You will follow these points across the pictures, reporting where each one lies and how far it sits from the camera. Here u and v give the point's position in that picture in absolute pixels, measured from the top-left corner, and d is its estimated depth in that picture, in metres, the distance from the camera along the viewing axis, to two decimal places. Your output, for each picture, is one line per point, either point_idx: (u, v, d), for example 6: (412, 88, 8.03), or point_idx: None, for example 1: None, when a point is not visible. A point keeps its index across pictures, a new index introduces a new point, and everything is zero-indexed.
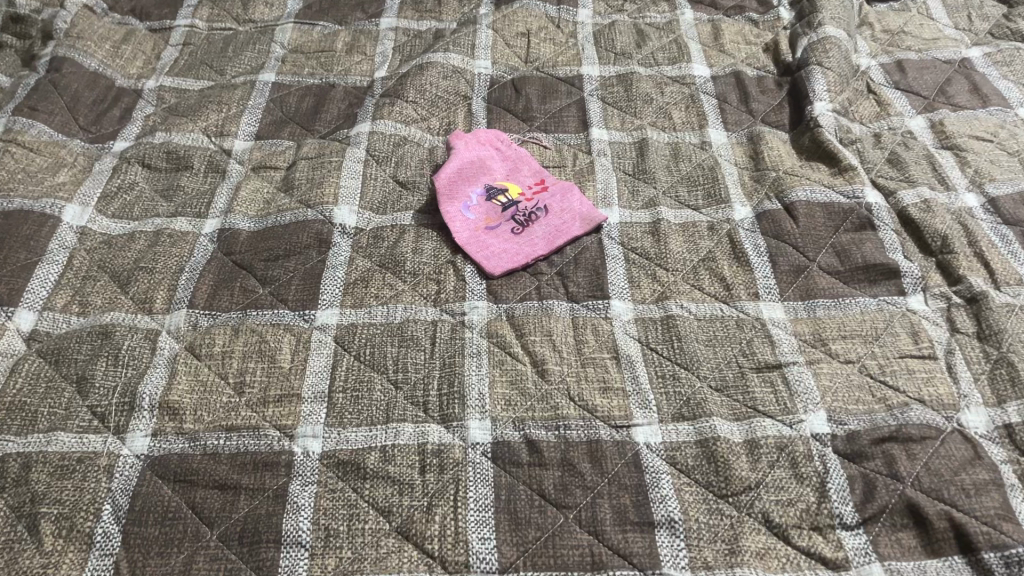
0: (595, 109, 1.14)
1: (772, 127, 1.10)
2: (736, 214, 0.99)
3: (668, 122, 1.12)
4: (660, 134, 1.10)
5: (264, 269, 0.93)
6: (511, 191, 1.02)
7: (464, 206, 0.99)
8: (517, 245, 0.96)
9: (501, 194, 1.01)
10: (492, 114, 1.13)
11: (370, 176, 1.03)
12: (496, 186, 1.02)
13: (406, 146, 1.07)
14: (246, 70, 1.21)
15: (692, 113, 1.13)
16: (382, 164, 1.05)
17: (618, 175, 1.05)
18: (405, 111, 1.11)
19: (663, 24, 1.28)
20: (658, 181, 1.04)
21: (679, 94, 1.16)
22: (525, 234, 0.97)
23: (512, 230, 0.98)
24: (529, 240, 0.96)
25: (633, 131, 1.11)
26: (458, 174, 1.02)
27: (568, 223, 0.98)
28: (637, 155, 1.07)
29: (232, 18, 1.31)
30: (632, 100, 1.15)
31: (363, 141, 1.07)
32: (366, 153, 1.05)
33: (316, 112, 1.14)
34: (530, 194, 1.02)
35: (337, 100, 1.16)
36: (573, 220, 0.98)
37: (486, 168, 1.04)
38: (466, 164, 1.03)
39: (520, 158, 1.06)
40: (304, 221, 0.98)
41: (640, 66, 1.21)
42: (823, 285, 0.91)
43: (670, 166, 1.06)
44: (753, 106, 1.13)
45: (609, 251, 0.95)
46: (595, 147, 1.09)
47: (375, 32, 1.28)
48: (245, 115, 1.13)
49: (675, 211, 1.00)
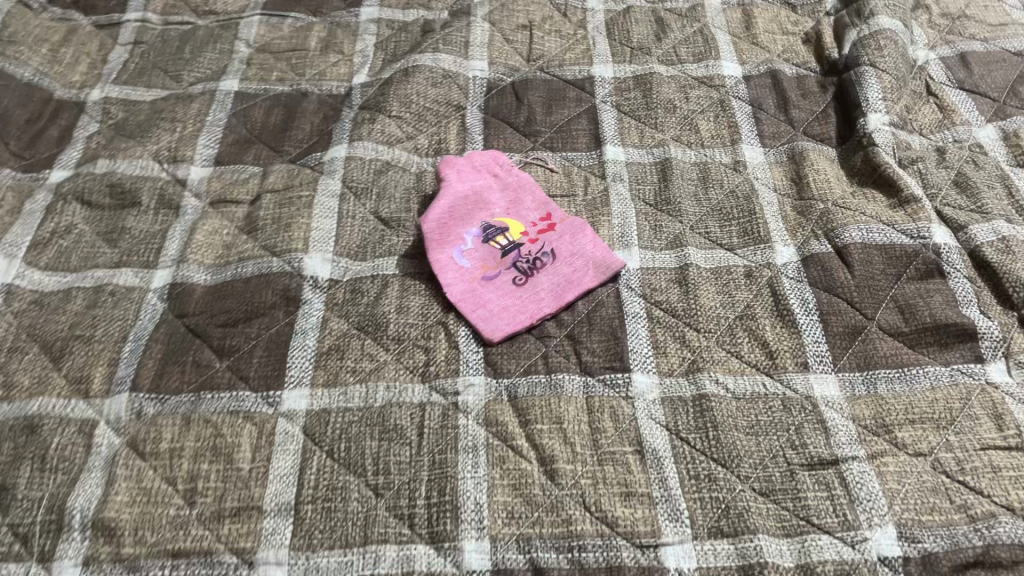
0: (609, 120, 0.98)
1: (817, 142, 0.94)
2: (779, 257, 0.84)
3: (694, 136, 0.96)
4: (686, 152, 0.94)
5: (220, 338, 0.79)
6: (512, 229, 0.87)
7: (456, 252, 0.84)
8: (519, 301, 0.81)
9: (500, 234, 0.86)
10: (489, 129, 0.98)
11: (346, 213, 0.88)
12: (495, 224, 0.87)
13: (389, 173, 0.92)
14: (205, 75, 1.05)
15: (722, 123, 0.97)
16: (361, 197, 0.90)
17: (637, 205, 0.90)
18: (388, 129, 0.96)
19: (686, 10, 1.11)
20: (684, 212, 0.89)
21: (706, 100, 1.00)
22: (529, 287, 0.82)
23: (513, 280, 0.83)
24: (534, 295, 0.81)
25: (654, 148, 0.95)
26: (449, 212, 0.87)
27: (578, 272, 0.83)
28: (659, 180, 0.92)
29: (190, 10, 1.15)
30: (651, 108, 0.99)
31: (338, 169, 0.91)
32: (342, 184, 0.90)
33: (286, 129, 0.99)
34: (534, 234, 0.87)
35: (310, 113, 1.00)
36: (584, 268, 0.83)
37: (483, 202, 0.89)
38: (458, 199, 0.88)
39: (521, 187, 0.91)
40: (268, 274, 0.83)
41: (661, 64, 1.04)
42: (886, 351, 0.76)
43: (698, 193, 0.90)
44: (794, 115, 0.97)
45: (628, 308, 0.81)
46: (610, 169, 0.93)
47: (355, 26, 1.12)
48: (203, 135, 0.97)
49: (705, 252, 0.85)
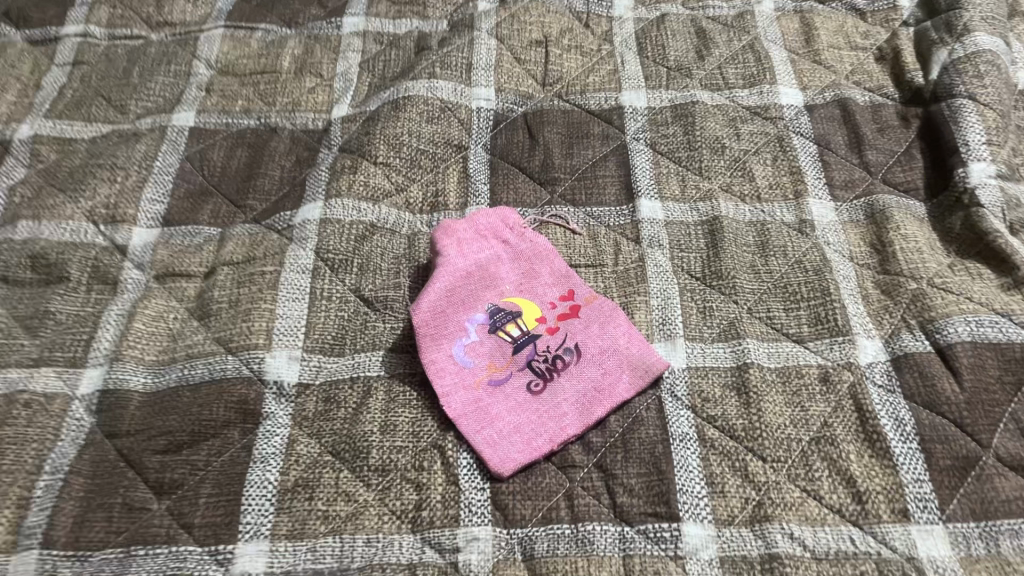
0: (644, 165, 0.80)
1: (900, 194, 0.76)
2: (862, 355, 0.67)
3: (748, 186, 0.78)
4: (738, 208, 0.77)
5: (159, 470, 0.63)
6: (526, 315, 0.70)
7: (457, 348, 0.68)
8: (535, 415, 0.64)
9: (510, 321, 0.69)
10: (497, 176, 0.80)
11: (321, 293, 0.71)
12: (504, 308, 0.70)
13: (374, 238, 0.75)
14: (156, 104, 0.88)
15: (781, 169, 0.79)
16: (339, 272, 0.73)
17: (681, 281, 0.72)
18: (374, 179, 0.78)
19: (731, 19, 0.93)
20: (739, 290, 0.72)
21: (760, 137, 0.82)
22: (547, 397, 0.65)
23: (528, 386, 0.66)
24: (554, 408, 0.65)
25: (699, 202, 0.78)
26: (447, 295, 0.70)
27: (610, 377, 0.66)
28: (707, 247, 0.74)
29: (141, 21, 0.97)
30: (694, 148, 0.81)
31: (311, 235, 0.74)
32: (316, 254, 0.73)
33: (251, 177, 0.81)
34: (554, 322, 0.70)
35: (280, 155, 0.83)
36: (617, 372, 0.66)
37: (490, 278, 0.72)
38: (459, 277, 0.71)
39: (537, 258, 0.73)
40: (221, 380, 0.67)
41: (704, 90, 0.86)
42: (1010, 492, 0.59)
43: (756, 265, 0.73)
44: (870, 157, 0.79)
45: (673, 426, 0.64)
46: (646, 231, 0.76)
47: (336, 40, 0.94)
48: (149, 186, 0.80)
49: (768, 346, 0.68)
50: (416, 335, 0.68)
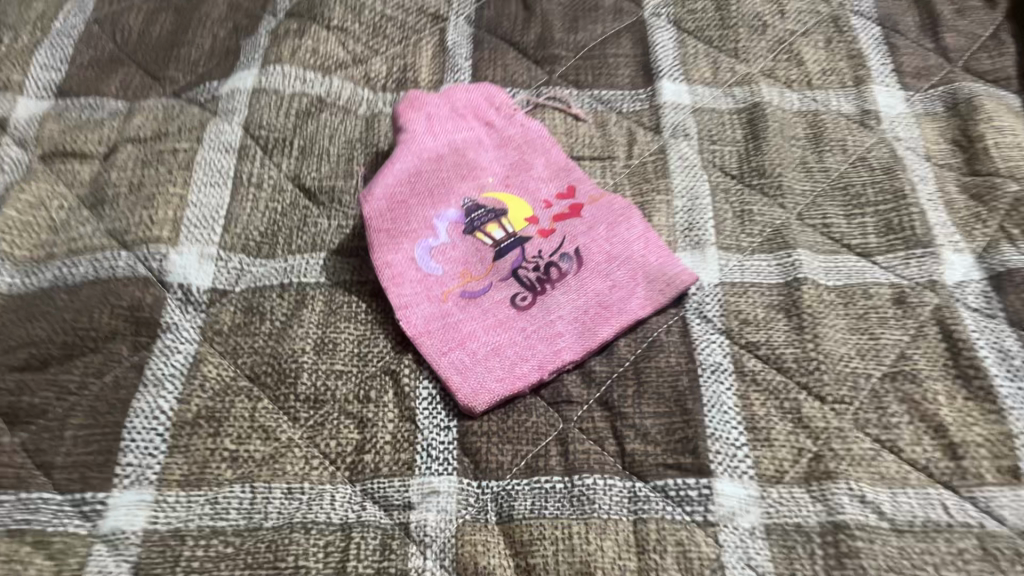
0: (666, 42, 0.65)
1: (989, 84, 0.61)
2: (949, 272, 0.51)
3: (795, 71, 0.63)
4: (784, 94, 0.61)
5: (14, 391, 0.47)
6: (513, 210, 0.54)
7: (420, 248, 0.52)
8: (520, 335, 0.48)
9: (491, 219, 0.53)
10: (482, 51, 0.64)
11: (248, 178, 0.55)
12: (484, 203, 0.54)
13: (322, 116, 0.59)
14: None
15: (837, 52, 0.64)
16: (275, 154, 0.57)
17: (712, 177, 0.57)
18: (325, 46, 0.62)
19: None
20: (786, 191, 0.56)
21: (810, 16, 0.66)
22: (538, 312, 0.49)
23: (513, 298, 0.50)
24: (545, 327, 0.49)
25: (735, 87, 0.62)
26: (410, 184, 0.54)
27: (621, 289, 0.50)
28: (745, 139, 0.59)
29: None
30: (729, 27, 0.65)
31: (240, 106, 0.58)
32: (245, 130, 0.57)
33: (174, 45, 0.65)
34: (549, 220, 0.54)
35: (212, 21, 0.67)
36: (629, 283, 0.50)
37: (466, 165, 0.55)
38: (426, 162, 0.55)
39: (528, 146, 0.57)
40: (108, 280, 0.51)
41: None
42: None
43: (808, 162, 0.57)
44: (948, 41, 0.64)
45: (702, 356, 0.49)
46: (669, 118, 0.60)
47: None
48: (43, 50, 0.64)
49: (825, 258, 0.53)
50: (367, 231, 0.52)
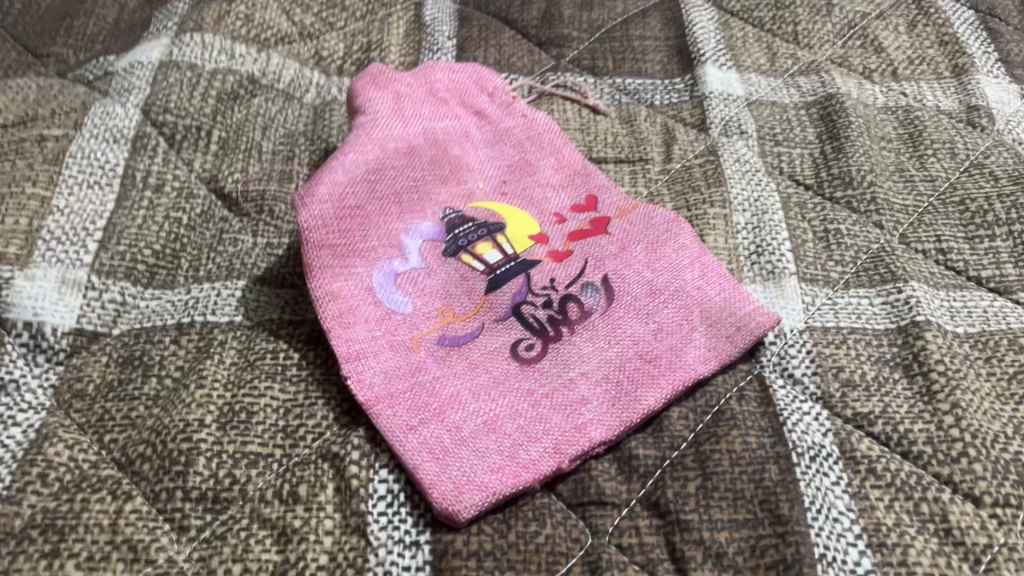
0: (705, 23, 0.50)
1: None
2: None
3: (874, 59, 0.49)
4: (864, 86, 0.47)
5: None
6: (512, 224, 0.39)
7: (380, 273, 0.36)
8: (526, 402, 0.33)
9: (483, 235, 0.38)
10: (470, 28, 0.50)
11: (143, 179, 0.40)
12: (472, 212, 0.39)
13: (254, 103, 0.44)
14: None
15: (925, 38, 0.50)
16: (185, 150, 0.41)
17: (781, 187, 0.42)
18: (263, 14, 0.47)
19: None
20: (884, 205, 0.41)
21: None
22: (551, 366, 0.34)
23: (514, 346, 0.34)
24: (562, 389, 0.33)
25: (799, 77, 0.48)
26: (368, 182, 0.38)
27: (670, 335, 0.35)
28: (820, 140, 0.44)
29: None
30: (784, 7, 0.51)
31: (140, 83, 0.43)
32: (144, 115, 0.42)
33: (66, 14, 0.50)
34: (564, 238, 0.38)
35: None
36: (681, 327, 0.35)
37: (448, 162, 0.40)
38: (392, 155, 0.39)
39: (530, 143, 0.42)
40: None
41: None
42: None
43: (907, 170, 0.43)
44: None
45: (794, 434, 0.33)
46: (718, 111, 0.45)
47: None
48: None
49: (948, 295, 0.38)
50: (303, 247, 0.36)
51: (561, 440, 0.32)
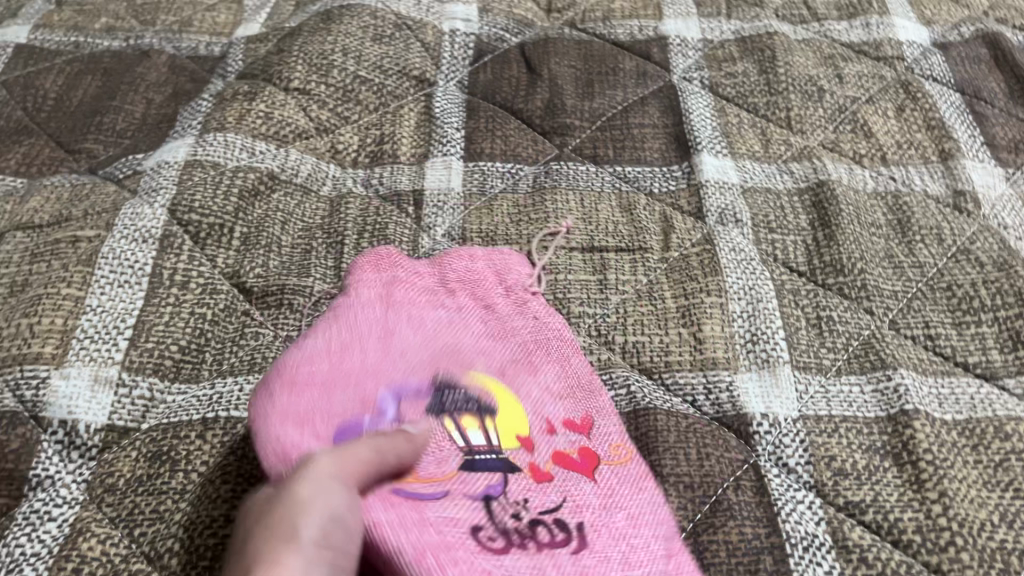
0: (702, 110, 0.53)
1: None
2: None
3: (865, 143, 0.51)
4: (854, 171, 0.49)
5: None
6: (503, 409, 0.36)
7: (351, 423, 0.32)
8: (515, 563, 0.29)
9: (466, 417, 0.35)
10: (477, 119, 0.52)
11: (169, 276, 0.42)
12: (469, 385, 0.36)
13: (274, 197, 0.46)
14: None
15: (913, 122, 0.52)
16: (209, 245, 0.44)
17: (775, 275, 0.44)
18: (281, 110, 0.50)
19: None
20: (874, 292, 0.43)
21: (874, 80, 0.55)
22: (539, 542, 0.31)
23: (493, 506, 0.31)
24: (548, 565, 0.30)
25: (792, 163, 0.50)
26: (349, 347, 0.35)
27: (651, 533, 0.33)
28: (812, 227, 0.46)
29: None
30: (778, 91, 0.54)
31: (166, 183, 0.45)
32: (170, 215, 0.44)
33: (96, 111, 0.53)
34: (556, 434, 0.36)
35: (148, 83, 0.55)
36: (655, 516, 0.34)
37: (444, 334, 0.37)
38: (373, 307, 0.37)
39: (536, 341, 0.39)
40: None
41: (783, 21, 0.59)
42: None
43: (897, 256, 0.45)
44: None
45: (789, 524, 0.35)
46: (713, 200, 0.48)
47: None
48: None
49: (935, 383, 0.40)
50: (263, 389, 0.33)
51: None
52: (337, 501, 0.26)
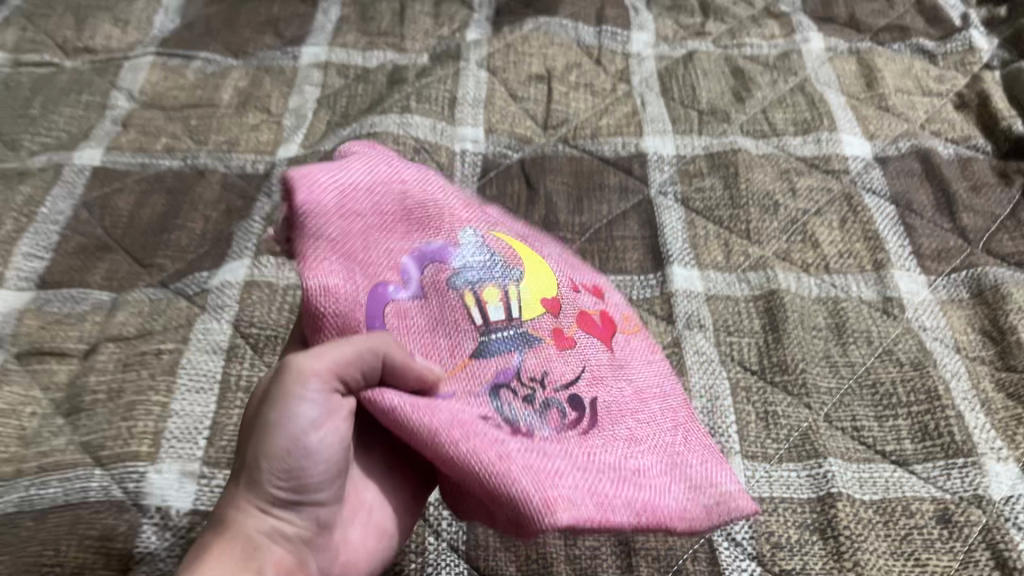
0: (674, 223, 0.63)
1: (1013, 267, 0.59)
2: (995, 485, 0.47)
3: (811, 253, 0.60)
4: (800, 279, 0.59)
5: None
6: (529, 270, 0.45)
7: (377, 292, 0.40)
8: (496, 453, 0.36)
9: (494, 285, 0.43)
10: None
11: (236, 383, 0.52)
12: (492, 240, 0.45)
13: None
14: (56, 140, 0.69)
15: (853, 233, 0.62)
16: (266, 353, 0.53)
17: (731, 374, 0.53)
18: None
19: (775, 58, 0.76)
20: (812, 390, 0.52)
21: (823, 193, 0.64)
22: (522, 445, 0.37)
23: (483, 418, 0.38)
24: (530, 462, 0.36)
25: (749, 272, 0.59)
26: (360, 197, 0.42)
27: (646, 501, 0.38)
28: (764, 331, 0.56)
29: (55, 43, 0.78)
30: (740, 205, 0.63)
31: (230, 301, 0.56)
32: (235, 329, 0.54)
33: (163, 229, 0.63)
34: (572, 320, 0.45)
35: (205, 202, 0.65)
36: (659, 477, 0.40)
37: (425, 207, 0.44)
38: (402, 177, 0.45)
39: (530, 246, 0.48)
40: (77, 504, 0.46)
41: (747, 136, 0.69)
42: None
43: (833, 356, 0.54)
44: (964, 221, 0.62)
45: None
46: (682, 307, 0.57)
47: (290, 70, 0.76)
48: (27, 237, 0.61)
49: (858, 469, 0.49)
50: (306, 191, 0.40)
51: (522, 508, 0.35)
52: (307, 414, 0.38)
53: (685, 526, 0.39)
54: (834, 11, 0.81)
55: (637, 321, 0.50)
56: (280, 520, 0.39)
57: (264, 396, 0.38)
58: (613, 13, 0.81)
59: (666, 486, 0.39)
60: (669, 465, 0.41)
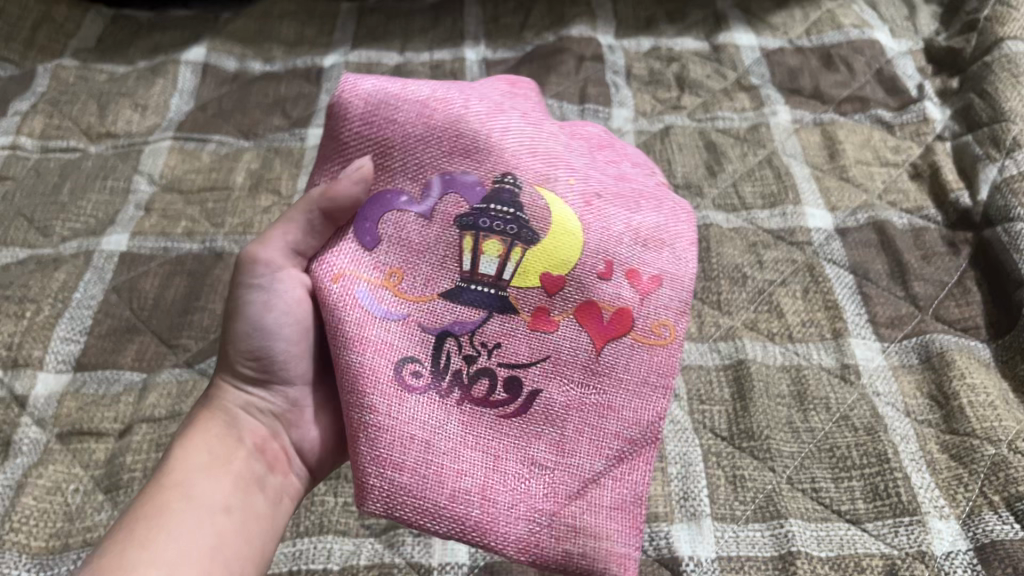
0: None
1: (957, 333, 0.65)
2: (938, 542, 0.53)
3: (777, 322, 0.66)
4: (766, 348, 0.65)
5: None
6: (548, 238, 0.46)
7: (384, 198, 0.46)
8: (384, 403, 0.43)
9: (489, 235, 0.45)
10: None
11: None
12: (528, 196, 0.46)
13: None
14: (85, 225, 0.75)
15: (815, 301, 0.68)
16: None
17: (703, 441, 0.60)
18: None
19: (745, 131, 0.83)
20: (775, 454, 0.58)
21: (788, 265, 0.70)
22: (415, 410, 0.44)
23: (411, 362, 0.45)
24: (400, 446, 0.43)
25: (720, 342, 0.65)
26: (405, 108, 0.46)
27: (481, 517, 0.43)
28: (733, 399, 0.62)
29: (79, 129, 0.84)
30: (712, 278, 0.69)
31: None
32: None
33: (187, 310, 0.68)
34: (570, 307, 0.46)
35: (224, 283, 0.71)
36: (533, 500, 0.44)
37: (485, 140, 0.47)
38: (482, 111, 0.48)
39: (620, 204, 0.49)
40: None
41: (718, 210, 0.75)
42: None
43: (795, 421, 0.60)
44: (916, 289, 0.67)
45: None
46: None
47: (298, 151, 0.83)
48: (63, 322, 0.67)
49: (816, 528, 0.55)
50: (364, 90, 0.47)
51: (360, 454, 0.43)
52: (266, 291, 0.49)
53: (527, 558, 0.43)
54: (801, 83, 0.87)
55: (679, 331, 0.47)
56: (252, 398, 0.52)
57: (229, 306, 0.52)
58: (595, 90, 0.87)
59: (524, 518, 0.43)
60: (551, 497, 0.44)
